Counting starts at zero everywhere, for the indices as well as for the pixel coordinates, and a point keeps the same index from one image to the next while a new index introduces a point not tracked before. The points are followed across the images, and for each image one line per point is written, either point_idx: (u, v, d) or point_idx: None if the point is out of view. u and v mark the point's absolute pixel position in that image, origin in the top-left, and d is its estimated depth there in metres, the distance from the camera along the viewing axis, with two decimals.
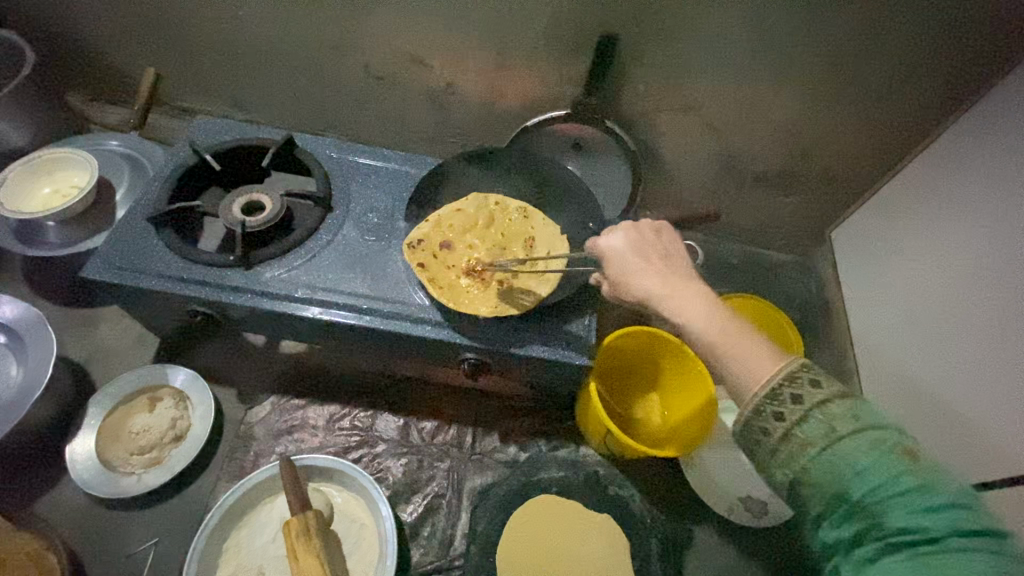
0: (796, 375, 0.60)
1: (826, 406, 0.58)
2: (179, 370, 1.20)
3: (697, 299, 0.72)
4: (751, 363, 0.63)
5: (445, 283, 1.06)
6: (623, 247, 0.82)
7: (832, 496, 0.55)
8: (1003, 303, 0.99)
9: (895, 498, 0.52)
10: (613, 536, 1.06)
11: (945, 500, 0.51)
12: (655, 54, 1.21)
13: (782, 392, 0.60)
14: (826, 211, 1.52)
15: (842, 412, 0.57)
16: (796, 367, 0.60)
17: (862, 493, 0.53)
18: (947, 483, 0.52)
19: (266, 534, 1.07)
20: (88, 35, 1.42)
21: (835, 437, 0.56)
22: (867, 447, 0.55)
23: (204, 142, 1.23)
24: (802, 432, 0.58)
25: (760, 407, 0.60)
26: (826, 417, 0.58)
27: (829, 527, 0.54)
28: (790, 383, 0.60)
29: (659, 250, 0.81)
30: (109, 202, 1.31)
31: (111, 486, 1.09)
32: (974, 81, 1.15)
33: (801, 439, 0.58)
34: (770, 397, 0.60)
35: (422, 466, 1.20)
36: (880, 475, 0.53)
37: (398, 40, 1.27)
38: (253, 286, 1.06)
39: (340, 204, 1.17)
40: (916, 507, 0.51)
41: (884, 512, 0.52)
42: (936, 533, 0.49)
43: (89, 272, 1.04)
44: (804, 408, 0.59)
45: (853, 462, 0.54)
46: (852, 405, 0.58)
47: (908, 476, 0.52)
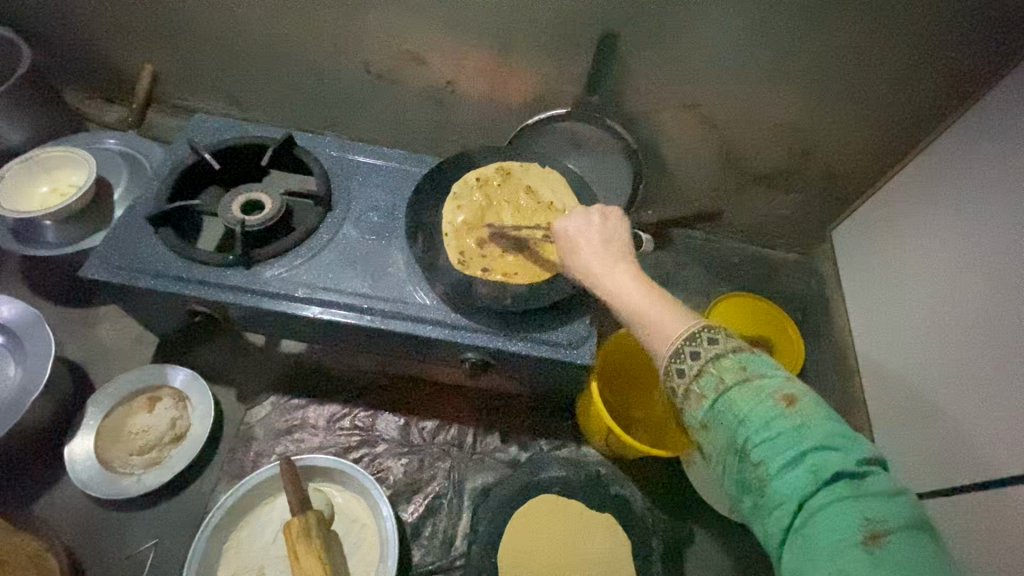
0: (697, 335, 0.62)
1: (719, 361, 0.60)
2: (178, 370, 1.19)
3: (625, 276, 0.74)
4: (662, 329, 0.65)
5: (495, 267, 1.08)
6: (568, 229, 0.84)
7: (723, 447, 0.58)
8: (1005, 302, 0.99)
9: (769, 444, 0.54)
10: (614, 536, 1.06)
11: (813, 443, 0.53)
12: (656, 53, 1.20)
13: (684, 351, 0.62)
14: (827, 210, 1.51)
15: (730, 366, 0.60)
16: (697, 329, 0.62)
17: (746, 441, 0.55)
18: (819, 427, 0.54)
19: (266, 534, 1.06)
20: (86, 33, 1.41)
21: (724, 390, 0.59)
22: (749, 397, 0.57)
23: (203, 141, 1.22)
24: (699, 387, 0.60)
25: (667, 366, 0.63)
26: (718, 371, 0.60)
27: (726, 472, 0.58)
28: (692, 342, 0.62)
29: (607, 231, 0.83)
30: (107, 200, 1.30)
31: (110, 486, 1.08)
32: (976, 80, 1.14)
33: (696, 394, 0.61)
34: (674, 356, 0.63)
35: (423, 466, 1.20)
36: (758, 423, 0.55)
37: (398, 38, 1.26)
38: (253, 286, 1.05)
39: (341, 204, 1.17)
40: (788, 453, 0.53)
41: (760, 457, 0.54)
42: (801, 473, 0.52)
43: (87, 272, 1.03)
44: (700, 365, 0.61)
45: (738, 412, 0.57)
46: (741, 359, 0.60)
47: (781, 422, 0.55)
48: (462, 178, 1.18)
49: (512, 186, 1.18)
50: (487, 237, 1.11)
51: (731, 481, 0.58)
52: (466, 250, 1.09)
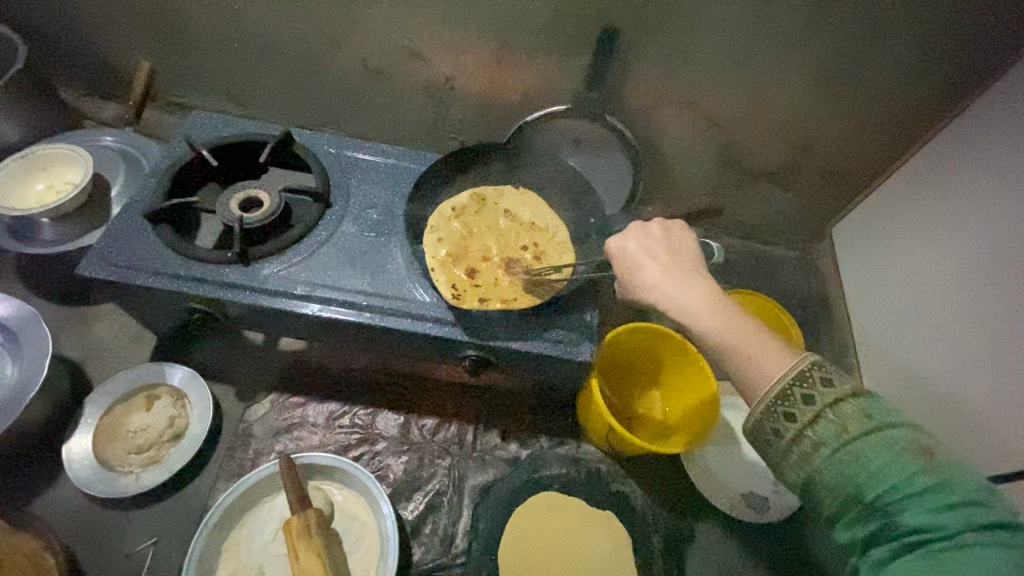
0: (806, 374, 0.63)
1: (838, 405, 0.60)
2: (176, 368, 1.18)
3: (703, 297, 0.74)
4: (760, 360, 0.66)
5: (502, 291, 1.07)
6: (630, 246, 0.83)
7: (848, 498, 0.56)
8: (1005, 299, 0.99)
9: (908, 497, 0.53)
10: (615, 533, 1.05)
11: (961, 497, 0.52)
12: (656, 48, 1.20)
13: (793, 393, 0.63)
14: (827, 206, 1.51)
15: (853, 412, 0.59)
16: (809, 368, 0.63)
17: (877, 494, 0.54)
18: (963, 479, 0.53)
19: (266, 532, 1.06)
20: (81, 28, 1.40)
21: (852, 439, 0.58)
22: (881, 448, 0.56)
23: (201, 137, 1.22)
24: (814, 433, 0.60)
25: (772, 407, 0.63)
26: (839, 417, 0.59)
27: (845, 525, 0.56)
28: (801, 383, 0.63)
29: (669, 242, 0.83)
30: (104, 197, 1.30)
31: (108, 485, 1.07)
32: (977, 76, 1.14)
33: (815, 441, 0.60)
34: (780, 398, 0.63)
35: (423, 464, 1.19)
36: (893, 475, 0.54)
37: (396, 34, 1.26)
38: (251, 284, 1.05)
39: (339, 201, 1.16)
40: (931, 507, 0.52)
41: (900, 511, 0.53)
42: (949, 529, 0.51)
43: (84, 269, 1.03)
44: (818, 409, 0.60)
45: (866, 463, 0.56)
46: (862, 403, 0.60)
47: (922, 475, 0.53)
48: (433, 217, 1.13)
49: (487, 210, 1.16)
50: (484, 265, 1.09)
51: (850, 534, 0.56)
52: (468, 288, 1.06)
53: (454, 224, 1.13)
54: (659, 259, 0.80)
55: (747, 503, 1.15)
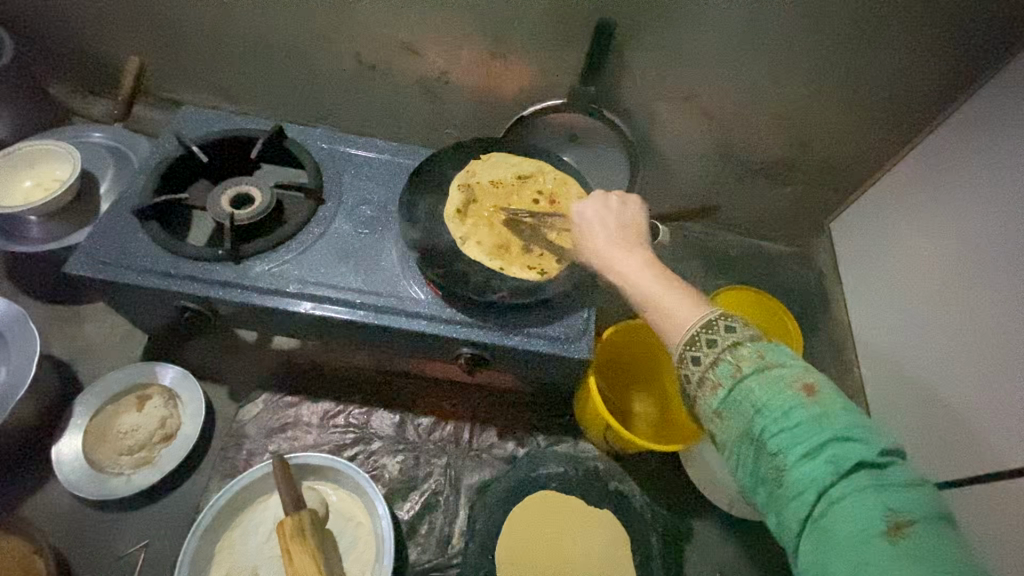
0: (712, 323, 0.63)
1: (736, 349, 0.60)
2: (167, 368, 1.17)
3: (636, 258, 0.76)
4: (676, 315, 0.66)
5: (554, 248, 1.09)
6: (590, 212, 0.84)
7: (738, 435, 0.57)
8: (1007, 294, 0.98)
9: (786, 432, 0.54)
10: (613, 532, 1.04)
11: (835, 432, 0.53)
12: (653, 41, 1.18)
13: (700, 338, 0.62)
14: (826, 202, 1.50)
15: (748, 355, 0.60)
16: (715, 317, 0.62)
17: (761, 429, 0.55)
18: (839, 416, 0.54)
19: (260, 534, 1.04)
20: (69, 23, 1.38)
21: (741, 379, 0.58)
22: (766, 386, 0.57)
23: (191, 133, 1.20)
24: (716, 375, 0.60)
25: (682, 353, 0.63)
26: (734, 359, 0.60)
27: (739, 462, 0.58)
28: (707, 330, 0.62)
29: (616, 214, 0.84)
30: (93, 195, 1.27)
31: (98, 487, 1.06)
32: (976, 69, 1.13)
33: (714, 382, 0.60)
34: (690, 343, 0.63)
35: (419, 463, 1.18)
36: (775, 411, 0.55)
37: (390, 28, 1.24)
38: (243, 282, 1.03)
39: (333, 197, 1.14)
40: (807, 441, 0.53)
41: (778, 447, 0.54)
42: (820, 462, 0.52)
43: (72, 268, 1.01)
44: (717, 352, 0.61)
45: (753, 399, 0.57)
46: (758, 348, 0.60)
47: (801, 411, 0.54)
48: (448, 219, 1.09)
49: (484, 199, 1.13)
50: (523, 239, 1.09)
51: (743, 471, 0.58)
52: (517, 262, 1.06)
53: (463, 222, 1.09)
54: (604, 227, 0.81)
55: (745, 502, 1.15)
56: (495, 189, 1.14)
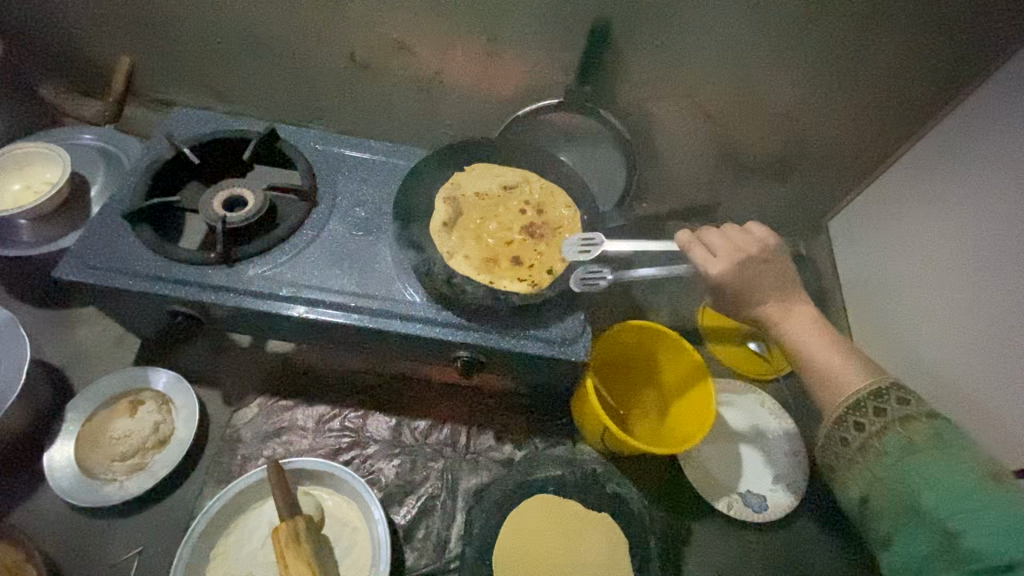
0: (881, 392, 0.76)
1: (909, 423, 0.72)
2: (161, 372, 1.15)
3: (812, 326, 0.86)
4: (842, 380, 0.81)
5: (546, 256, 1.06)
6: (730, 273, 0.89)
7: (904, 503, 0.68)
8: (1007, 295, 0.97)
9: (959, 510, 0.63)
10: (611, 535, 1.04)
11: (1017, 524, 0.60)
12: (650, 39, 1.17)
13: (868, 405, 0.77)
14: (824, 201, 1.49)
15: (924, 431, 0.71)
16: (886, 387, 0.76)
17: (929, 503, 0.65)
18: (1023, 511, 0.61)
19: (254, 539, 1.03)
20: (57, 23, 1.36)
21: (911, 453, 0.70)
22: (941, 464, 0.67)
23: (182, 135, 1.18)
24: (881, 443, 0.73)
25: (846, 416, 0.78)
26: (908, 434, 0.72)
27: (900, 531, 0.67)
28: (875, 398, 0.76)
29: (761, 269, 0.90)
30: (83, 197, 1.26)
31: (90, 494, 1.04)
32: (975, 66, 1.12)
33: (879, 449, 0.73)
34: (855, 408, 0.77)
35: (416, 467, 1.17)
36: (949, 489, 0.65)
37: (384, 28, 1.22)
38: (235, 285, 1.02)
39: (326, 199, 1.13)
40: (986, 522, 0.61)
41: (958, 524, 0.62)
42: (998, 542, 0.59)
43: (62, 272, 0.99)
44: (885, 422, 0.74)
45: (926, 475, 0.67)
46: (936, 427, 0.71)
47: (980, 494, 0.63)
48: (434, 233, 1.06)
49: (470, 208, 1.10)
50: (514, 249, 1.06)
51: (909, 541, 0.66)
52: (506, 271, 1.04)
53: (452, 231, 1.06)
54: (761, 284, 0.89)
55: (743, 502, 1.14)
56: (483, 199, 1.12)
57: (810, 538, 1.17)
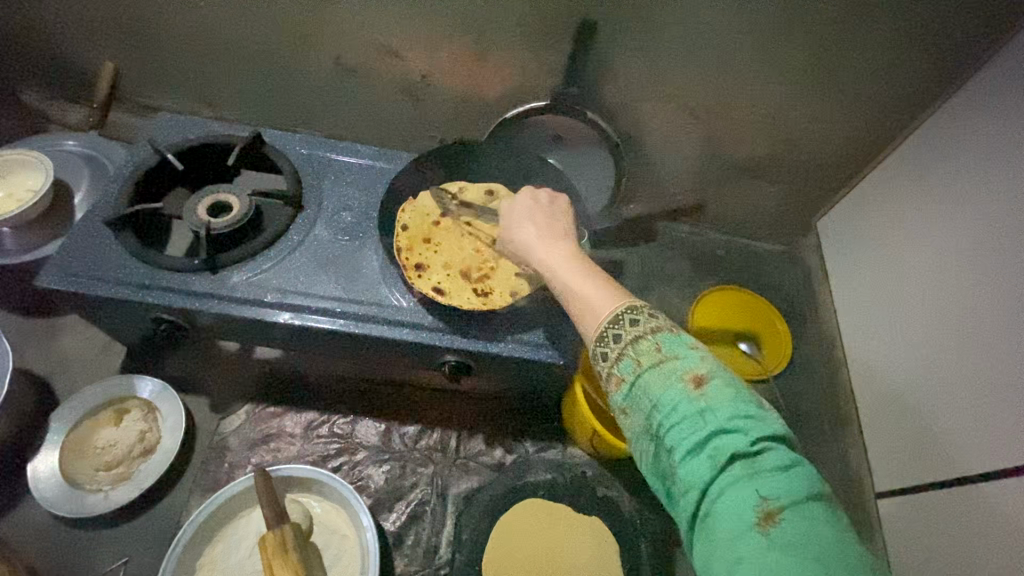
0: (620, 317, 0.65)
1: (638, 343, 0.62)
2: (146, 380, 1.14)
3: (556, 255, 0.78)
4: (592, 309, 0.69)
5: (452, 287, 1.03)
6: (513, 206, 0.88)
7: (640, 429, 0.59)
8: (994, 295, 0.97)
9: (674, 426, 0.56)
10: (601, 537, 1.03)
11: (714, 426, 0.54)
12: (635, 41, 1.17)
13: (608, 334, 0.65)
14: (813, 200, 1.49)
15: (648, 348, 0.61)
16: (622, 311, 0.65)
17: (656, 425, 0.57)
18: (722, 408, 0.55)
19: (242, 548, 1.02)
20: (39, 30, 1.35)
21: (639, 373, 0.60)
22: (659, 378, 0.59)
23: (166, 140, 1.17)
24: (619, 370, 0.62)
25: (595, 349, 0.65)
26: (636, 355, 0.62)
27: (643, 459, 0.59)
28: (615, 324, 0.65)
29: (543, 209, 0.87)
30: (66, 204, 1.24)
31: (75, 505, 1.03)
32: (961, 63, 1.11)
33: (617, 376, 0.62)
34: (600, 338, 0.65)
35: (404, 473, 1.16)
36: (666, 407, 0.57)
37: (369, 31, 1.22)
38: (219, 292, 1.01)
39: (312, 203, 1.12)
40: (692, 436, 0.54)
41: (668, 440, 0.56)
42: (704, 452, 0.54)
43: (43, 281, 0.98)
44: (622, 347, 0.63)
45: (649, 394, 0.59)
46: (659, 339, 0.62)
47: (685, 404, 0.56)
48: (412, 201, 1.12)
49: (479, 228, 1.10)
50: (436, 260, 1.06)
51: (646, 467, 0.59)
52: (439, 282, 1.03)
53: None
54: (536, 218, 0.85)
55: None
56: (440, 220, 1.10)
57: None
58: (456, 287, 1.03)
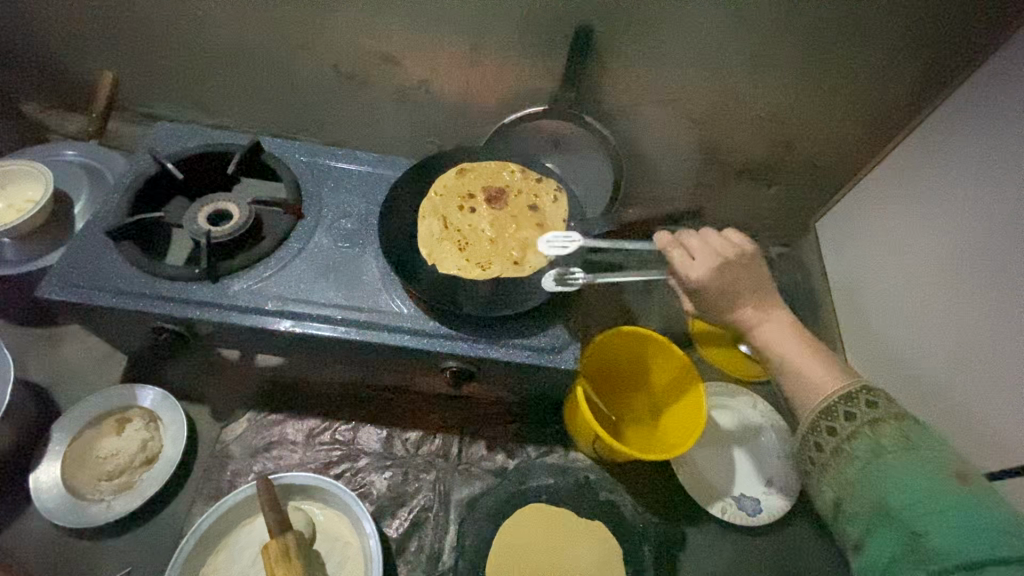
0: (853, 395, 0.75)
1: (878, 426, 0.71)
2: (147, 389, 1.14)
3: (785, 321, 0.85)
4: (817, 383, 0.79)
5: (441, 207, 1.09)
6: (709, 280, 0.85)
7: (875, 506, 0.66)
8: (994, 296, 0.97)
9: (928, 511, 0.61)
10: (604, 542, 1.03)
11: (986, 523, 0.58)
12: (633, 45, 1.17)
13: (838, 410, 0.75)
14: (811, 200, 1.50)
15: (892, 435, 0.70)
16: (857, 390, 0.75)
17: (900, 506, 0.63)
18: (990, 507, 0.60)
19: (245, 557, 1.02)
20: (38, 41, 1.35)
21: (882, 458, 0.68)
22: (913, 467, 0.65)
23: (166, 149, 1.17)
24: (853, 448, 0.72)
25: (819, 422, 0.76)
26: (876, 438, 0.71)
27: (872, 536, 0.65)
28: (846, 402, 0.75)
29: (740, 272, 0.86)
30: (66, 214, 1.25)
31: (77, 515, 1.03)
32: (956, 65, 1.12)
33: (851, 453, 0.72)
34: (827, 412, 0.76)
35: (407, 479, 1.16)
36: (920, 491, 0.63)
37: (367, 38, 1.22)
38: (220, 300, 1.01)
39: (312, 211, 1.13)
40: (953, 523, 0.59)
41: (922, 525, 0.61)
42: (969, 546, 0.57)
43: (44, 292, 0.98)
44: (856, 426, 0.73)
45: (897, 478, 0.65)
46: (906, 429, 0.70)
47: (947, 493, 0.61)
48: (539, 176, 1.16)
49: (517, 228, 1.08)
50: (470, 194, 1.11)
51: (876, 548, 0.64)
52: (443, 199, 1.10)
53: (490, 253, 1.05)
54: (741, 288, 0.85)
55: (737, 506, 1.15)
56: (514, 201, 1.11)
57: (805, 540, 1.17)
58: (449, 191, 1.11)
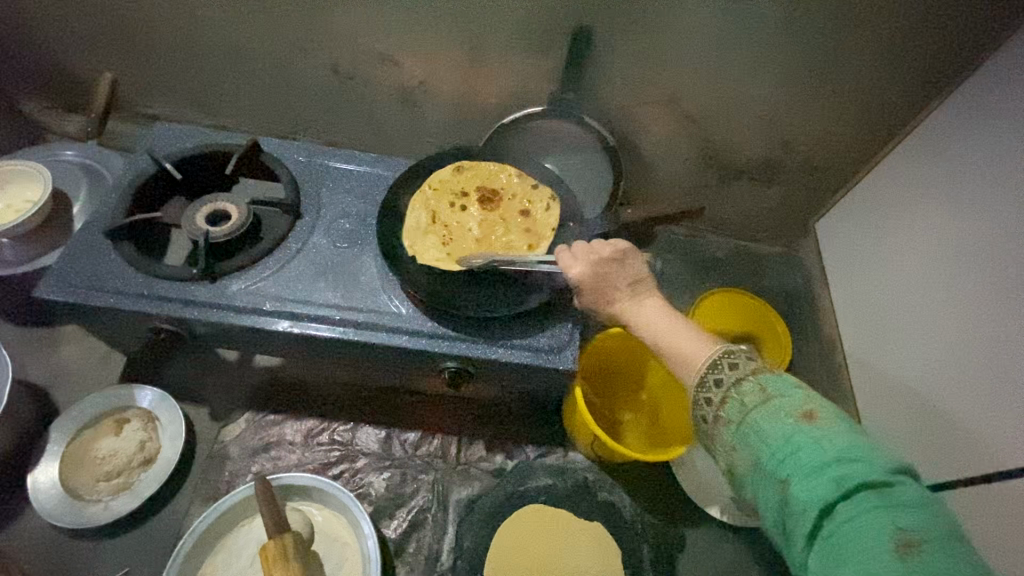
0: (717, 361, 0.66)
1: (740, 384, 0.63)
2: (145, 390, 1.14)
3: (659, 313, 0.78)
4: (686, 358, 0.69)
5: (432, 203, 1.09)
6: (583, 275, 0.85)
7: (750, 464, 0.59)
8: (991, 297, 0.97)
9: (793, 459, 0.55)
10: (602, 543, 1.03)
11: (834, 456, 0.54)
12: (631, 45, 1.17)
13: (707, 379, 0.65)
14: (811, 201, 1.49)
15: (752, 388, 0.62)
16: (717, 356, 0.66)
17: (766, 460, 0.57)
18: (840, 440, 0.55)
19: (243, 557, 1.02)
20: (38, 42, 1.35)
21: (745, 413, 0.61)
22: (768, 416, 0.59)
23: (164, 149, 1.17)
24: (724, 411, 0.63)
25: (695, 395, 0.66)
26: (739, 395, 0.62)
27: (759, 498, 0.58)
28: (714, 369, 0.65)
29: (613, 267, 0.85)
30: (65, 215, 1.25)
31: (75, 516, 1.03)
32: (954, 66, 1.12)
33: (720, 417, 0.63)
34: (698, 385, 0.66)
35: (405, 479, 1.16)
36: (778, 440, 0.57)
37: (365, 38, 1.22)
38: (218, 300, 1.01)
39: (310, 211, 1.13)
40: (809, 468, 0.54)
41: (783, 475, 0.55)
42: (824, 488, 0.53)
43: (43, 292, 0.98)
44: (724, 390, 0.64)
45: (757, 429, 0.59)
46: (762, 379, 0.63)
47: (801, 436, 0.56)
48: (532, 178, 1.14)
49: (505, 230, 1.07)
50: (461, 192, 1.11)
51: (765, 511, 0.58)
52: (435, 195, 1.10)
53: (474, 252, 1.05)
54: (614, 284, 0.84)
55: (736, 507, 1.14)
56: (506, 202, 1.11)
57: None
58: (443, 187, 1.11)
